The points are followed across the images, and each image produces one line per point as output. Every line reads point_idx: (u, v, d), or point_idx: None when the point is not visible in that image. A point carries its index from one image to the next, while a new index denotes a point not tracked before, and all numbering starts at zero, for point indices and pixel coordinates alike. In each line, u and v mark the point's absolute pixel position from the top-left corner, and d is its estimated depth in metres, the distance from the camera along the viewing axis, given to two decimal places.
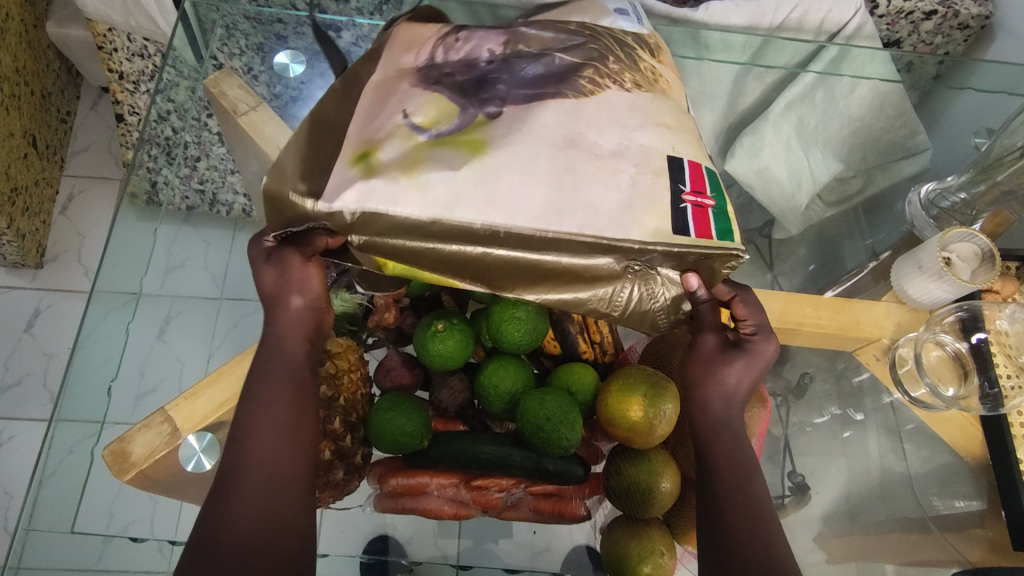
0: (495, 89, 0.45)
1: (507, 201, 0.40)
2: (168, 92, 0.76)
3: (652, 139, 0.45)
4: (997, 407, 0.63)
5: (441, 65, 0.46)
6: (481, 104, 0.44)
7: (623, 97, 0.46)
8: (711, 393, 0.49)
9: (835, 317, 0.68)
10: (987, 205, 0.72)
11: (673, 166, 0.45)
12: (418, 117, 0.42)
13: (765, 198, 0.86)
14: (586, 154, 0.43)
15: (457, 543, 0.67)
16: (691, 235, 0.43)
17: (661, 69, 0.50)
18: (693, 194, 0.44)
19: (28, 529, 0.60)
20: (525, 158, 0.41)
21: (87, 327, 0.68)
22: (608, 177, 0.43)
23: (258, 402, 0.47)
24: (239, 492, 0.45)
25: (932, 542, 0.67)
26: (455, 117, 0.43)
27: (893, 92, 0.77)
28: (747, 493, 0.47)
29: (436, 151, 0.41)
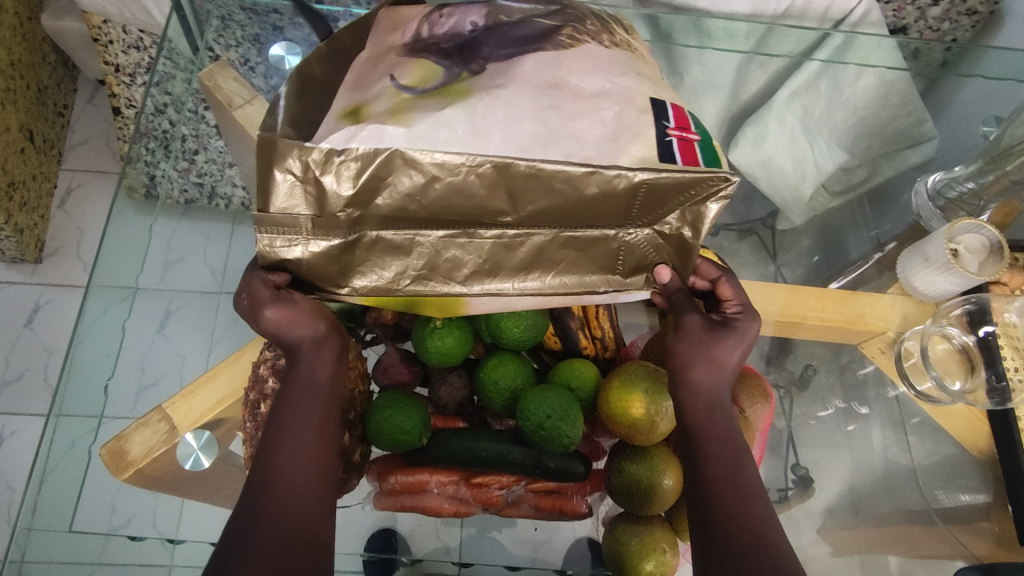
0: (478, 50, 0.45)
1: (491, 133, 0.40)
2: (164, 84, 0.74)
3: (634, 84, 0.44)
4: (1005, 401, 0.62)
5: (429, 40, 0.45)
6: (466, 62, 0.44)
7: (602, 52, 0.46)
8: (696, 366, 0.47)
9: (839, 309, 0.67)
10: (995, 196, 0.70)
11: (657, 106, 0.43)
12: (403, 78, 0.43)
13: (769, 188, 0.87)
14: (569, 95, 0.42)
15: (460, 532, 0.66)
16: (678, 162, 0.41)
17: (639, 40, 0.50)
18: (677, 129, 0.43)
19: (30, 529, 0.58)
20: (509, 99, 0.41)
21: (86, 320, 0.66)
22: (591, 111, 0.42)
23: (296, 413, 0.47)
24: (278, 504, 0.43)
25: (937, 535, 0.67)
26: (439, 74, 0.43)
27: (899, 81, 0.76)
28: (739, 479, 0.45)
29: (417, 101, 0.41)
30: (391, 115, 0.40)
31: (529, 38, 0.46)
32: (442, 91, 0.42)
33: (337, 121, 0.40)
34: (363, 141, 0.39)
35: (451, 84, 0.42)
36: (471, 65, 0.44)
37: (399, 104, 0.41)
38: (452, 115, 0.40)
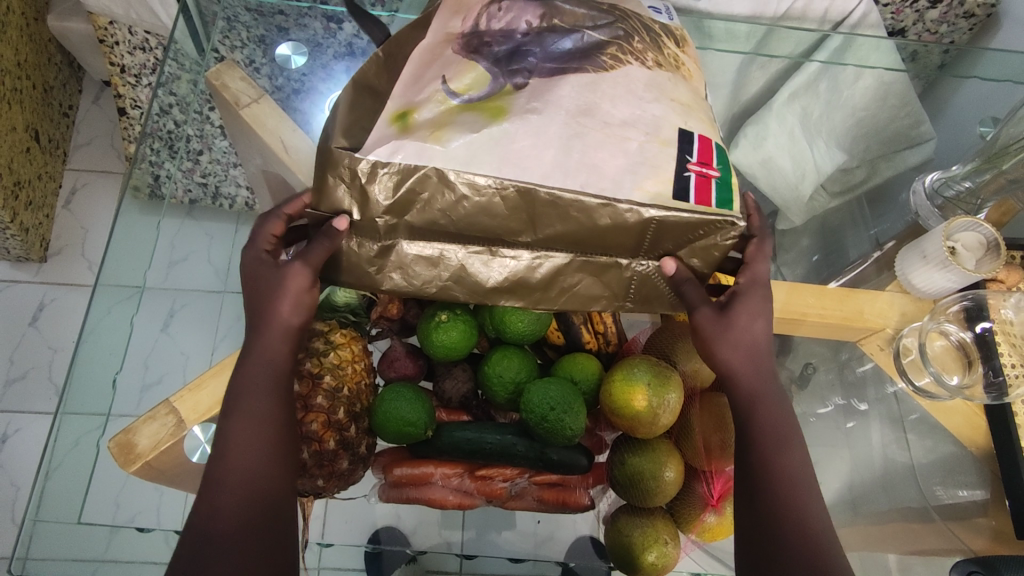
0: (523, 61, 0.49)
1: (518, 160, 0.44)
2: (169, 85, 0.75)
3: (664, 112, 0.47)
4: (1002, 395, 0.63)
5: (481, 32, 0.50)
6: (509, 75, 0.48)
7: (644, 72, 0.49)
8: (736, 358, 0.48)
9: (839, 306, 0.67)
10: (992, 195, 0.72)
11: (683, 136, 0.47)
12: (454, 83, 0.47)
13: (768, 187, 0.85)
14: (597, 122, 0.46)
15: (461, 534, 0.67)
16: (690, 201, 0.46)
17: (686, 55, 0.53)
18: (697, 164, 0.47)
19: (35, 520, 0.60)
20: (540, 123, 0.45)
21: (92, 318, 0.67)
22: (616, 143, 0.46)
23: (243, 416, 0.47)
24: (220, 507, 0.45)
25: (935, 532, 0.67)
26: (486, 84, 0.47)
27: (897, 82, 0.77)
28: (786, 457, 0.47)
29: (460, 115, 0.46)
30: (432, 131, 0.45)
31: (574, 53, 0.49)
32: (484, 105, 0.46)
33: (387, 125, 0.45)
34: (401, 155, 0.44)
35: (493, 98, 0.47)
36: (513, 80, 0.48)
37: (443, 119, 0.45)
38: (486, 137, 0.45)
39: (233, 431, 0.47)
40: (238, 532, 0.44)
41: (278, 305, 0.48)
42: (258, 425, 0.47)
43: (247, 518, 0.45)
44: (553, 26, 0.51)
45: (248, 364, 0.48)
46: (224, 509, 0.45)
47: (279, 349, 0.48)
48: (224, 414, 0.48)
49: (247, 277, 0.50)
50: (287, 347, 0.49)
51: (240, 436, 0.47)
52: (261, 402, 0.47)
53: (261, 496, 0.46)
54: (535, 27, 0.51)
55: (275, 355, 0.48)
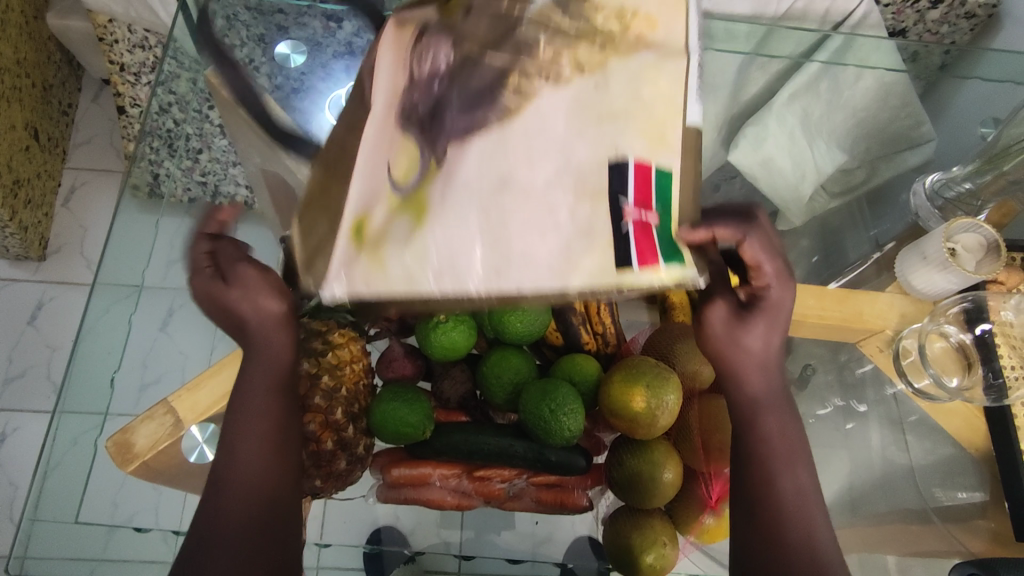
0: (443, 126, 0.39)
1: (455, 272, 0.38)
2: (169, 84, 0.76)
3: (591, 146, 0.38)
4: (1001, 397, 0.63)
5: (415, 89, 0.41)
6: (432, 142, 0.40)
7: (557, 98, 0.39)
8: (746, 371, 0.48)
9: (839, 307, 0.67)
10: (993, 195, 0.72)
11: (614, 174, 0.38)
12: (395, 169, 0.40)
13: (766, 187, 0.85)
14: (516, 191, 0.38)
15: (460, 533, 0.67)
16: (632, 265, 0.37)
17: (636, 2, 0.40)
18: (636, 208, 0.38)
19: (33, 520, 0.60)
20: (459, 213, 0.38)
21: (89, 317, 0.68)
22: (544, 218, 0.38)
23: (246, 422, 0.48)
24: (233, 504, 0.46)
25: (933, 533, 0.67)
26: (418, 167, 0.40)
27: (899, 82, 0.76)
28: (793, 477, 0.48)
29: (397, 220, 0.39)
30: (364, 250, 0.40)
31: (482, 87, 0.39)
32: (419, 202, 0.39)
33: (343, 249, 0.40)
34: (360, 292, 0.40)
35: (422, 185, 0.39)
36: (438, 148, 0.39)
37: (384, 232, 0.40)
38: (416, 254, 0.38)
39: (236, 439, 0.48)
40: (251, 538, 0.46)
41: (267, 304, 0.48)
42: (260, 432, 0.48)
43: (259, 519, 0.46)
44: (467, 56, 0.40)
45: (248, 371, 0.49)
46: (228, 517, 0.46)
47: (282, 349, 0.49)
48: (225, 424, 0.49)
49: (203, 293, 0.49)
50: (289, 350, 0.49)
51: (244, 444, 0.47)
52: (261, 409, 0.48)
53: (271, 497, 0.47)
54: (451, 64, 0.41)
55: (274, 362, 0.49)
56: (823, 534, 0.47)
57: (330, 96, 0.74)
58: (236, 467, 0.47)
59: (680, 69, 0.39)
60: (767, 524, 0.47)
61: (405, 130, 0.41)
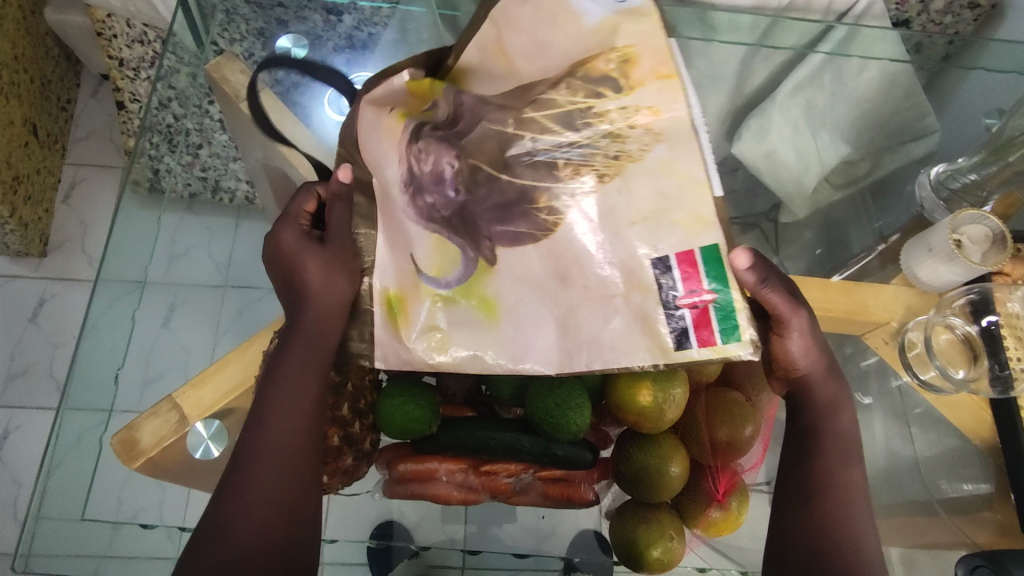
0: (477, 228, 0.48)
1: (524, 356, 0.47)
2: (168, 78, 0.75)
3: (632, 246, 0.45)
4: (1007, 389, 0.63)
5: (421, 183, 0.49)
6: (477, 245, 0.48)
7: (588, 204, 0.46)
8: (813, 375, 0.52)
9: (843, 300, 0.66)
10: (998, 186, 0.72)
11: (658, 268, 0.44)
12: (427, 265, 0.49)
13: (771, 179, 0.85)
14: (576, 289, 0.46)
15: (464, 527, 0.67)
16: (692, 348, 0.43)
17: (637, 99, 0.44)
18: (688, 303, 0.43)
19: (38, 518, 0.60)
20: (530, 311, 0.48)
21: (93, 315, 0.67)
22: (604, 307, 0.46)
23: (271, 423, 0.49)
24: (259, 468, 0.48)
25: (939, 525, 0.67)
26: (457, 261, 0.49)
27: (903, 73, 0.76)
28: (845, 476, 0.51)
29: (449, 307, 0.49)
30: (432, 336, 0.49)
31: (509, 200, 0.47)
32: (471, 295, 0.49)
33: (383, 325, 0.50)
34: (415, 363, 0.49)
35: (469, 280, 0.49)
36: (483, 247, 0.48)
37: (440, 321, 0.49)
38: (480, 342, 0.48)
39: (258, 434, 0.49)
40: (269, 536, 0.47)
41: (333, 287, 0.51)
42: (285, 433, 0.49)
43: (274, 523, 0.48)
44: (475, 168, 0.48)
45: (279, 372, 0.50)
46: (250, 518, 0.47)
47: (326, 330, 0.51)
48: (249, 420, 0.50)
49: (288, 256, 0.53)
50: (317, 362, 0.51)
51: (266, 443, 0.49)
52: (291, 410, 0.50)
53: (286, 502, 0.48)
54: (460, 172, 0.48)
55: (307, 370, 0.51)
56: (867, 527, 0.50)
57: (330, 93, 0.73)
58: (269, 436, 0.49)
59: (694, 154, 0.43)
60: (825, 517, 0.50)
61: (434, 226, 0.49)
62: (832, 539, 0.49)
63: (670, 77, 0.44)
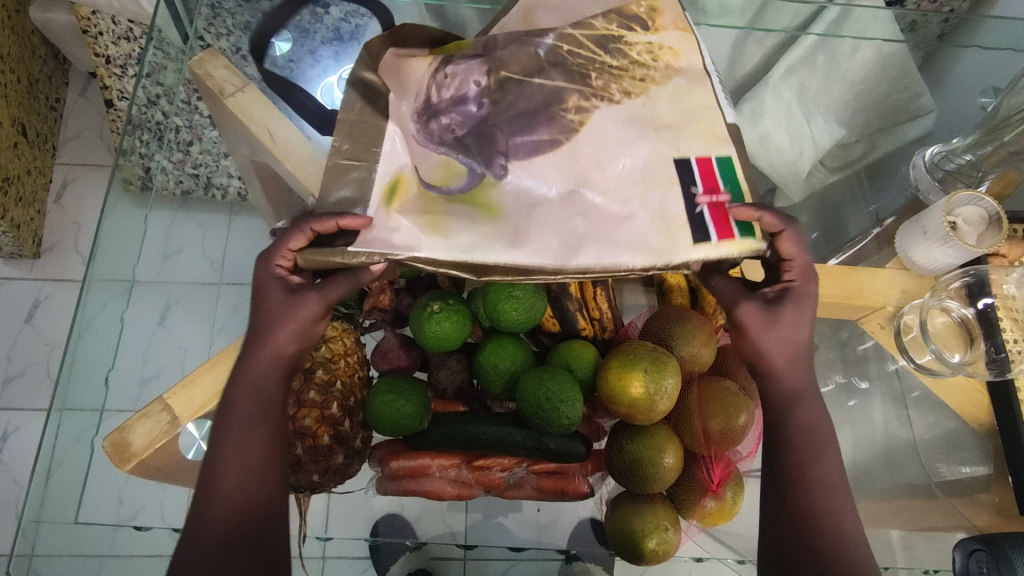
0: (495, 142, 0.50)
1: (527, 242, 0.47)
2: (156, 75, 0.71)
3: (652, 150, 0.49)
4: (1004, 372, 0.63)
5: (438, 107, 0.50)
6: (489, 162, 0.49)
7: (613, 113, 0.50)
8: (779, 365, 0.50)
9: (839, 285, 0.65)
10: (993, 167, 0.71)
11: (681, 169, 0.49)
12: (431, 177, 0.49)
13: (766, 164, 0.82)
14: (593, 192, 0.48)
15: (466, 517, 0.67)
16: (712, 238, 0.48)
17: (661, 38, 0.52)
18: (706, 195, 0.49)
19: (39, 521, 0.59)
20: (538, 209, 0.48)
21: (85, 314, 0.65)
22: (624, 210, 0.48)
23: (223, 463, 0.47)
24: (216, 508, 0.46)
25: (938, 509, 0.66)
26: (463, 176, 0.49)
27: (896, 53, 0.75)
28: (815, 468, 0.50)
29: (450, 206, 0.48)
30: (435, 227, 0.47)
31: (533, 107, 0.50)
32: (474, 197, 0.49)
33: (377, 206, 0.48)
34: (409, 241, 0.46)
35: (474, 190, 0.49)
36: (495, 163, 0.49)
37: (440, 215, 0.47)
38: (483, 233, 0.47)
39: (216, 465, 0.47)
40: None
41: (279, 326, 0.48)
42: (246, 453, 0.47)
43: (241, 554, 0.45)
44: (505, 79, 0.51)
45: (236, 396, 0.48)
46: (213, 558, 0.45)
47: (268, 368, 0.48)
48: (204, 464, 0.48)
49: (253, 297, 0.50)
50: (273, 374, 0.48)
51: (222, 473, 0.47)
52: (247, 432, 0.47)
53: (251, 523, 0.46)
54: (488, 88, 0.51)
55: (262, 383, 0.48)
56: (849, 529, 0.48)
57: (324, 83, 0.71)
58: (223, 475, 0.47)
59: (708, 90, 0.52)
60: (800, 516, 0.49)
61: (444, 149, 0.49)
62: (811, 538, 0.48)
63: (686, 31, 0.53)
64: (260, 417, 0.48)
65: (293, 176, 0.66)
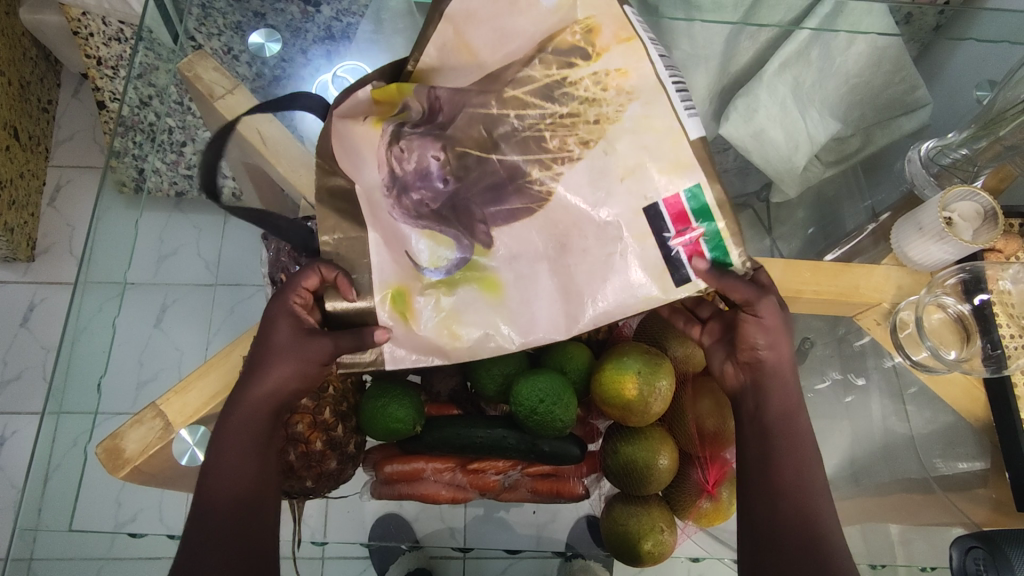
0: (471, 213, 0.47)
1: (526, 324, 0.48)
2: (147, 76, 0.70)
3: (621, 206, 0.44)
4: (1001, 368, 0.63)
5: (404, 182, 0.47)
6: (471, 230, 0.47)
7: (575, 174, 0.45)
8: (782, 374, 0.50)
9: (833, 282, 0.65)
10: (989, 161, 0.70)
11: (651, 218, 0.44)
12: (424, 258, 0.48)
13: (761, 159, 0.81)
14: (577, 254, 0.46)
15: (464, 513, 0.66)
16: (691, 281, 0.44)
17: (605, 63, 0.44)
18: (680, 239, 0.44)
19: (36, 529, 0.59)
20: (537, 287, 0.47)
21: (79, 319, 0.64)
22: (604, 265, 0.45)
23: (221, 478, 0.48)
24: (214, 519, 0.47)
25: (936, 504, 0.65)
26: (452, 249, 0.47)
27: (891, 46, 0.74)
28: (799, 474, 0.48)
29: (457, 291, 0.48)
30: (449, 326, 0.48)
31: (500, 178, 0.46)
32: (472, 273, 0.48)
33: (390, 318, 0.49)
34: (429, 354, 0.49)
35: (468, 263, 0.48)
36: (478, 232, 0.47)
37: (448, 307, 0.48)
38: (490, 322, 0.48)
39: (206, 489, 0.48)
40: None
41: (287, 351, 0.49)
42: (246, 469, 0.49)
43: (234, 567, 0.46)
44: (463, 155, 0.47)
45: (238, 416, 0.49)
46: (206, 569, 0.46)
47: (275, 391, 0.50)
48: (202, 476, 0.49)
49: (263, 330, 0.51)
50: (265, 405, 0.49)
51: (213, 496, 0.48)
52: (248, 446, 0.49)
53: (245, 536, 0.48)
54: (447, 164, 0.47)
55: (255, 410, 0.49)
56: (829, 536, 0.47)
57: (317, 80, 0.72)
58: (222, 489, 0.48)
59: (667, 103, 0.44)
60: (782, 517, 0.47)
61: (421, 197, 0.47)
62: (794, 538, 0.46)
63: (631, 39, 0.44)
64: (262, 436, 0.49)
65: (284, 178, 0.66)
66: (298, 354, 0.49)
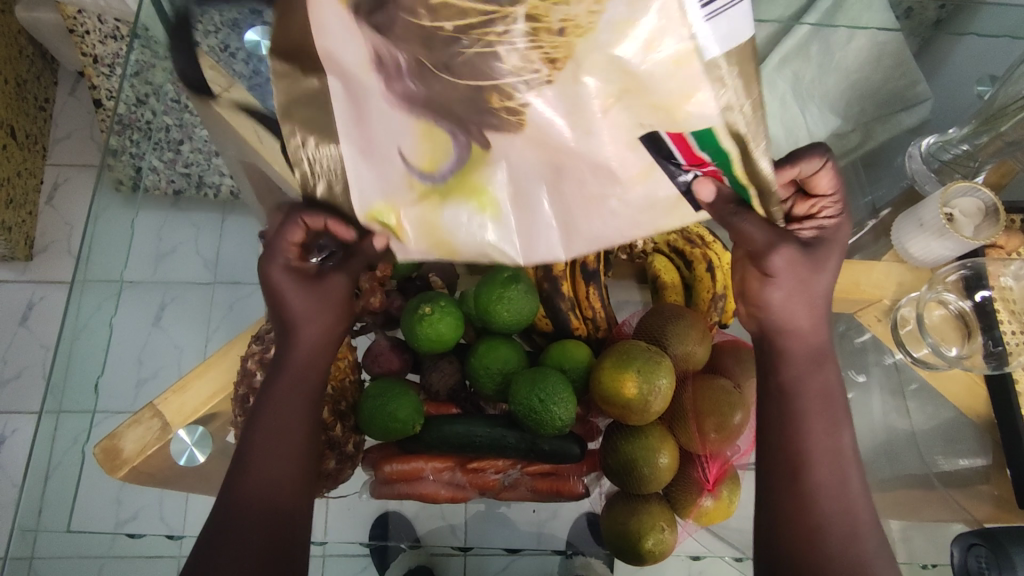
0: (467, 118, 0.30)
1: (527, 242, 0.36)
2: (145, 73, 0.68)
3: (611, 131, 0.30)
4: (1002, 365, 0.63)
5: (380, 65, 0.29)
6: (466, 122, 0.30)
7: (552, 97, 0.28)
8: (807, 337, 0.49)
9: (833, 280, 0.65)
10: (990, 156, 0.70)
11: (652, 148, 0.31)
12: (411, 156, 0.32)
13: (770, 155, 0.79)
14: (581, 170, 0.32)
15: (466, 510, 0.66)
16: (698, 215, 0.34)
17: None
18: (693, 164, 0.32)
19: (36, 530, 0.58)
20: (534, 201, 0.34)
21: (75, 319, 0.63)
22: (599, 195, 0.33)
23: (254, 457, 0.47)
24: (245, 499, 0.46)
25: (938, 501, 0.66)
26: (449, 148, 0.31)
27: (891, 42, 0.73)
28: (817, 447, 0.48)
29: (448, 205, 0.34)
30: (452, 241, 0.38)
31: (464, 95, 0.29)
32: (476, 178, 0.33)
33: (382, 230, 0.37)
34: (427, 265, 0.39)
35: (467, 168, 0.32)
36: (473, 130, 0.30)
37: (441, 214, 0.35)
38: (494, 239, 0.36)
39: (237, 488, 0.47)
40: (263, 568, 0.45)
41: (319, 318, 0.48)
42: (282, 447, 0.48)
43: (266, 548, 0.45)
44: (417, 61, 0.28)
45: (276, 392, 0.49)
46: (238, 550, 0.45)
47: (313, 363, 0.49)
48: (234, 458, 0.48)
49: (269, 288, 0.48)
50: (303, 380, 0.49)
51: (247, 492, 0.46)
52: (286, 422, 0.48)
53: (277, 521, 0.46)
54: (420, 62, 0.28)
55: (295, 385, 0.49)
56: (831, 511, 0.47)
57: None
58: (255, 469, 0.47)
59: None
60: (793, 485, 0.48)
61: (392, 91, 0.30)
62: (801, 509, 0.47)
63: None
64: (300, 414, 0.48)
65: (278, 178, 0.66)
66: (326, 306, 0.48)
